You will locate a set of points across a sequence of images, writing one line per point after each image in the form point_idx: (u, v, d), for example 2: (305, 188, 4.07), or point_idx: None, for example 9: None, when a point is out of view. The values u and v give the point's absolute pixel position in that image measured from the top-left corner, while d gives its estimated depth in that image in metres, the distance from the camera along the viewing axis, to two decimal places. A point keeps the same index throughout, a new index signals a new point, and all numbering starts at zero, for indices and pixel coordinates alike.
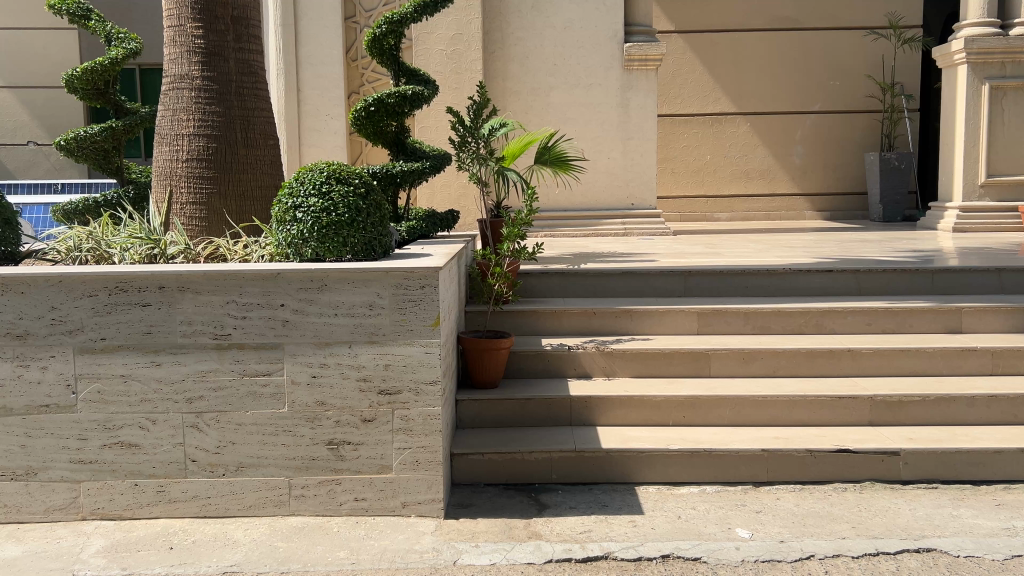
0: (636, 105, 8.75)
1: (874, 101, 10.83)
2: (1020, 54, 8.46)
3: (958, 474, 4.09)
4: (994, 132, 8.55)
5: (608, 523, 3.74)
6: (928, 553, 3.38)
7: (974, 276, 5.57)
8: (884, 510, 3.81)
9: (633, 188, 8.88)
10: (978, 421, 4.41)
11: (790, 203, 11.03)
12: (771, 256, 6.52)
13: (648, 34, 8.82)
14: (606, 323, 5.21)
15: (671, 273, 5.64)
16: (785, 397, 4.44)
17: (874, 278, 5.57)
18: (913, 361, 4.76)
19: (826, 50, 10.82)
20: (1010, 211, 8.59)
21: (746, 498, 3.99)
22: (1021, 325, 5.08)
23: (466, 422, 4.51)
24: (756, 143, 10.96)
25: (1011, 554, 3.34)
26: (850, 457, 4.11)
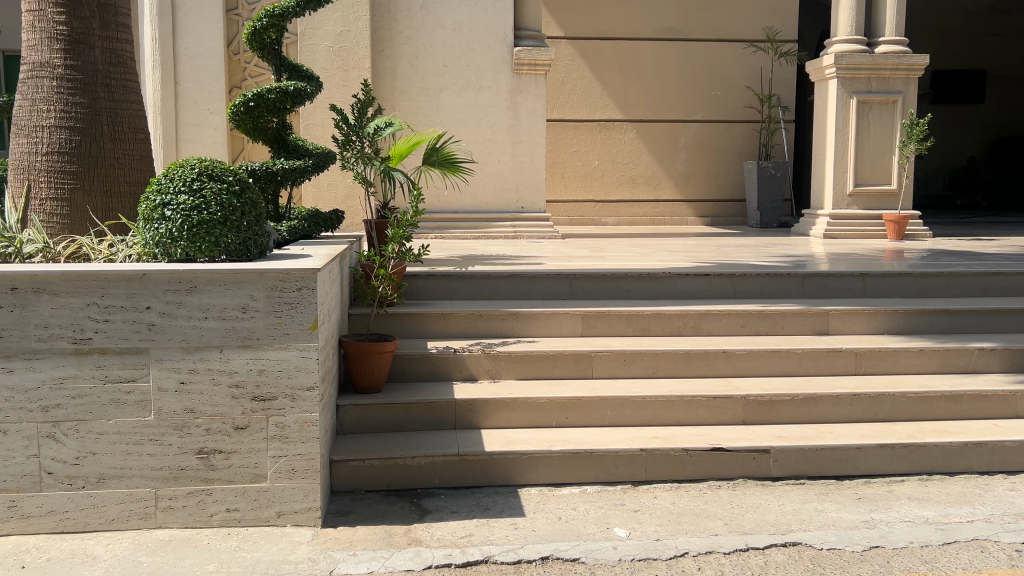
0: (526, 108, 8.81)
1: (752, 111, 11.26)
2: (884, 71, 8.95)
3: (824, 470, 4.27)
4: (860, 144, 9.03)
5: (489, 526, 3.73)
6: (795, 547, 3.52)
7: (841, 280, 5.84)
8: (754, 506, 3.94)
9: (522, 191, 8.92)
10: (843, 419, 4.62)
11: (674, 208, 11.33)
12: (654, 260, 6.66)
13: (537, 39, 8.89)
14: (492, 325, 5.19)
15: (555, 275, 5.68)
16: (663, 397, 4.54)
17: (749, 282, 5.77)
18: (783, 361, 4.95)
19: (708, 61, 11.18)
20: (875, 219, 9.09)
21: (625, 497, 4.06)
22: (882, 326, 5.36)
23: (347, 427, 4.41)
24: (641, 149, 11.23)
25: (869, 545, 3.51)
26: (723, 455, 4.23)
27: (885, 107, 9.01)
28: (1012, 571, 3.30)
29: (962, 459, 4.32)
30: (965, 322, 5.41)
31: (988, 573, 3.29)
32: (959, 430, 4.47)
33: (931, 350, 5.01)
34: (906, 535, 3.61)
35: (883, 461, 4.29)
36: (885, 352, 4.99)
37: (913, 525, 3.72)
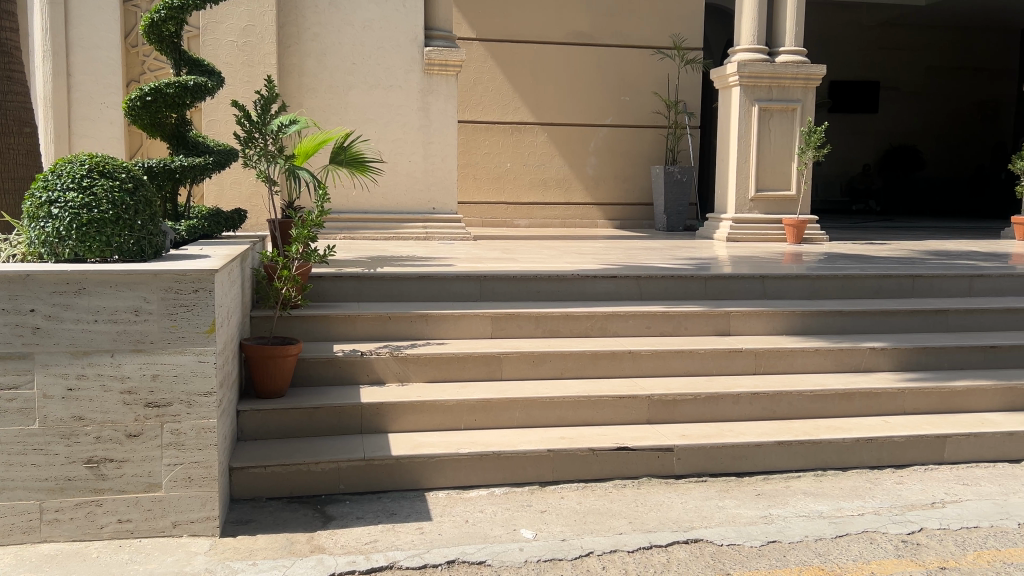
0: (436, 108, 8.76)
1: (660, 116, 11.49)
2: (783, 80, 9.27)
3: (725, 467, 4.38)
4: (761, 150, 9.33)
5: (394, 531, 3.68)
6: (696, 543, 3.59)
7: (742, 282, 6.01)
8: (658, 504, 4.01)
9: (433, 192, 8.87)
10: (743, 417, 4.75)
11: (584, 211, 11.47)
12: (563, 262, 6.72)
13: (447, 39, 8.86)
14: (400, 328, 5.13)
15: (465, 277, 5.66)
16: (570, 398, 4.58)
17: (654, 284, 5.89)
18: (686, 361, 5.05)
19: (617, 66, 11.36)
20: (775, 223, 9.41)
21: (532, 498, 4.07)
22: (780, 327, 5.54)
23: (249, 434, 4.28)
24: (552, 152, 11.32)
25: (767, 540, 3.62)
26: (628, 454, 4.29)
27: (784, 115, 9.33)
28: (898, 561, 3.45)
29: (855, 454, 4.49)
30: (858, 322, 5.64)
31: (876, 563, 3.43)
32: (851, 427, 4.65)
33: (826, 349, 5.20)
34: (801, 529, 3.73)
35: (781, 458, 4.43)
36: (783, 352, 5.15)
37: (808, 520, 3.85)
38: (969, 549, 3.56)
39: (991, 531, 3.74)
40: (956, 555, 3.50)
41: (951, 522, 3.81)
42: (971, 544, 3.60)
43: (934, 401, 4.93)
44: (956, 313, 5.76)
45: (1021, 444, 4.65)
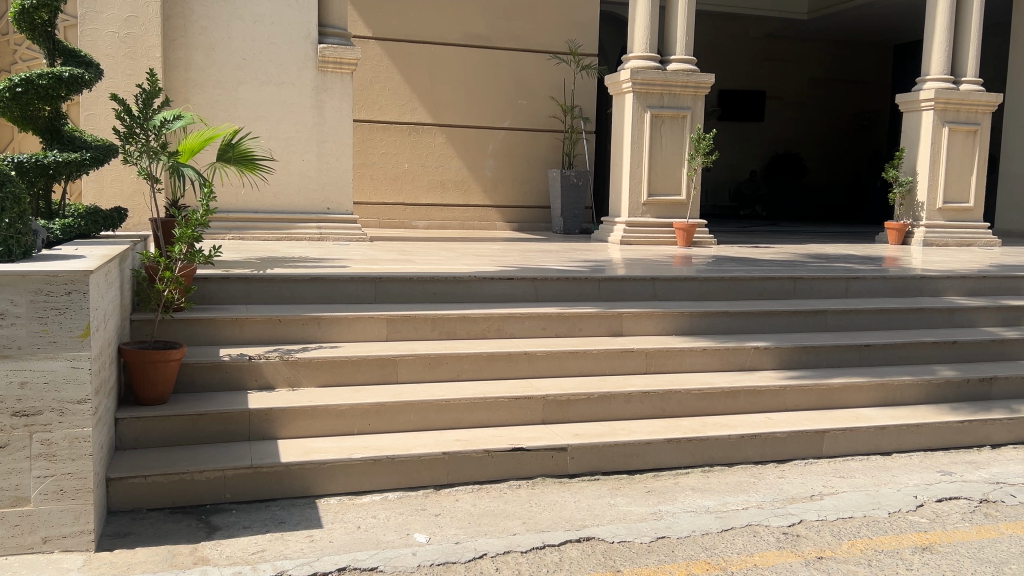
0: (331, 106, 8.60)
1: (556, 120, 11.63)
2: (674, 88, 9.52)
3: (617, 465, 4.46)
4: (653, 156, 9.57)
5: (283, 540, 3.58)
6: (588, 541, 3.64)
7: (635, 284, 6.15)
8: (551, 504, 4.04)
9: (327, 192, 8.70)
10: (634, 416, 4.84)
11: (482, 213, 11.49)
12: (460, 264, 6.74)
13: (342, 37, 8.72)
14: (291, 331, 5.00)
15: (360, 278, 5.57)
16: (466, 400, 4.57)
17: (549, 286, 5.94)
18: (580, 361, 5.12)
19: (514, 69, 11.43)
20: (666, 227, 9.65)
21: (427, 502, 4.03)
22: (670, 328, 5.69)
23: (128, 443, 4.09)
24: (450, 153, 11.30)
25: (656, 536, 3.70)
26: (523, 455, 4.30)
27: (675, 122, 9.59)
28: (779, 553, 3.58)
29: (740, 450, 4.65)
30: (744, 322, 5.85)
31: (759, 555, 3.55)
32: (737, 423, 4.81)
33: (713, 349, 5.36)
34: (688, 524, 3.83)
35: (671, 455, 4.54)
36: (672, 352, 5.29)
37: (695, 515, 3.96)
38: (844, 538, 3.73)
39: (864, 521, 3.93)
40: (833, 545, 3.66)
41: (828, 514, 3.99)
42: (846, 533, 3.78)
43: (814, 398, 5.16)
44: (834, 314, 6.05)
45: (893, 438, 4.91)
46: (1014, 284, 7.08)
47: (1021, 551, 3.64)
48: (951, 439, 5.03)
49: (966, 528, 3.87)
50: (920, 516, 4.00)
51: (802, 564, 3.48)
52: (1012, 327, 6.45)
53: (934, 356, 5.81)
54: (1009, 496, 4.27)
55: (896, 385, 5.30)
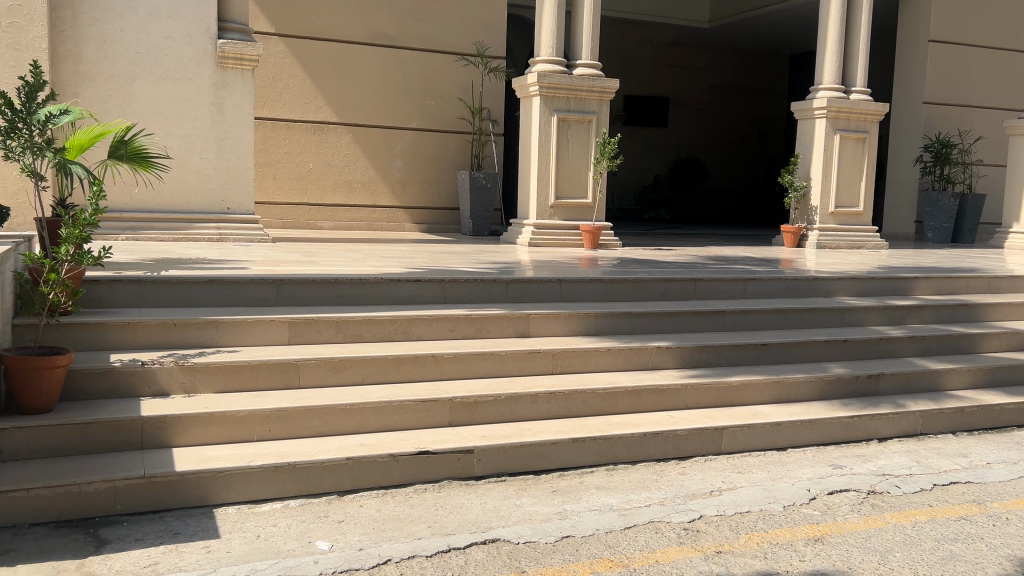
0: (231, 103, 8.36)
1: (465, 122, 11.61)
2: (580, 92, 9.64)
3: (524, 466, 4.47)
4: (560, 159, 9.67)
5: (178, 552, 3.45)
6: (493, 543, 3.64)
7: (542, 286, 6.19)
8: (457, 507, 4.02)
9: (227, 191, 8.46)
10: (540, 417, 4.87)
11: (390, 214, 11.36)
12: (365, 265, 6.64)
13: (242, 33, 8.48)
14: (187, 335, 4.83)
15: (261, 281, 5.42)
16: (371, 404, 4.50)
17: (456, 288, 5.92)
18: (487, 363, 5.12)
19: (421, 70, 11.36)
20: (573, 230, 9.76)
21: (329, 508, 3.96)
22: (577, 329, 5.75)
23: (8, 454, 3.87)
24: (356, 153, 11.15)
25: (561, 535, 3.73)
26: (429, 458, 4.27)
27: (581, 126, 9.72)
28: (680, 548, 3.66)
29: (644, 448, 4.73)
30: (647, 323, 5.96)
31: (661, 551, 3.62)
32: (640, 422, 4.90)
33: (617, 349, 5.45)
34: (593, 523, 3.88)
35: (576, 454, 4.58)
36: (578, 352, 5.34)
37: (600, 513, 4.01)
38: (741, 532, 3.84)
39: (760, 515, 4.06)
40: (731, 539, 3.77)
41: (726, 509, 4.11)
42: (743, 528, 3.89)
43: (713, 396, 5.30)
44: (732, 314, 6.23)
45: (788, 433, 5.09)
46: (900, 284, 7.44)
47: (905, 539, 3.82)
48: (842, 433, 5.24)
49: (855, 519, 4.04)
50: (813, 508, 4.16)
51: (702, 558, 3.57)
52: (897, 325, 6.77)
53: (827, 354, 6.05)
54: (895, 487, 4.48)
55: (791, 383, 5.50)
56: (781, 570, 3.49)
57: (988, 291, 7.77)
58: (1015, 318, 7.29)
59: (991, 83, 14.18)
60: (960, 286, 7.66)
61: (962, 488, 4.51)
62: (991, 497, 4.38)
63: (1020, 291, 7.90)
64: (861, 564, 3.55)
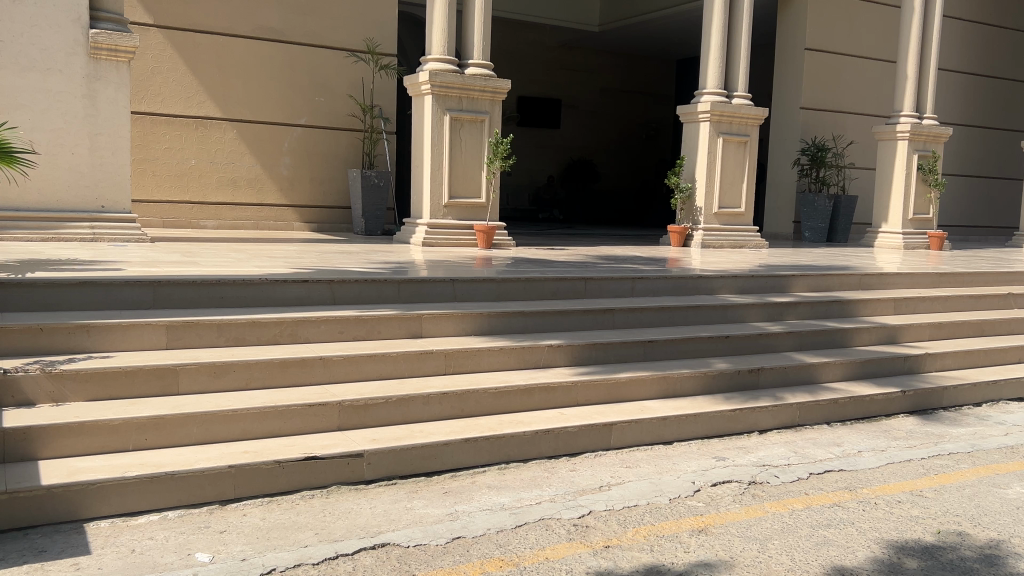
0: (105, 97, 7.96)
1: (355, 119, 11.42)
2: (472, 92, 9.63)
3: (414, 468, 4.42)
4: (452, 158, 9.63)
5: (44, 571, 3.26)
6: (383, 548, 3.58)
7: (434, 286, 6.15)
8: (346, 512, 3.94)
9: (102, 188, 8.05)
10: (431, 418, 4.83)
11: (278, 213, 11.07)
12: (250, 265, 6.45)
13: (117, 23, 8.06)
14: (55, 341, 4.57)
15: (137, 282, 5.19)
16: (255, 409, 4.36)
17: (346, 288, 5.80)
18: (377, 365, 5.04)
19: (310, 66, 11.10)
20: (467, 229, 9.75)
21: (210, 519, 3.81)
22: (468, 329, 5.74)
23: None
24: (241, 150, 10.80)
25: (451, 537, 3.71)
26: (316, 464, 4.16)
27: (474, 126, 9.72)
28: (569, 545, 3.69)
29: (535, 446, 4.76)
30: (539, 322, 6.00)
31: (551, 549, 3.65)
32: (531, 420, 4.92)
33: (509, 348, 5.46)
34: (483, 523, 3.87)
35: (468, 454, 4.56)
36: (470, 352, 5.32)
37: (490, 513, 4.01)
38: (629, 526, 3.91)
39: (647, 508, 4.15)
40: (618, 533, 3.84)
41: (615, 503, 4.18)
42: (630, 521, 3.97)
43: (603, 392, 5.38)
44: (621, 312, 6.34)
45: (673, 427, 5.22)
46: (779, 282, 7.76)
47: (783, 527, 3.98)
48: (724, 427, 5.42)
49: (737, 509, 4.18)
50: (697, 500, 4.28)
51: (590, 554, 3.61)
52: (776, 321, 7.07)
53: (712, 349, 6.25)
54: (773, 477, 4.67)
55: (677, 378, 5.65)
56: (666, 561, 3.57)
57: (859, 288, 8.19)
58: (883, 313, 7.71)
59: (862, 90, 14.97)
60: (834, 283, 8.04)
61: (835, 476, 4.74)
62: (861, 483, 4.62)
63: (888, 287, 8.36)
64: (742, 553, 3.67)
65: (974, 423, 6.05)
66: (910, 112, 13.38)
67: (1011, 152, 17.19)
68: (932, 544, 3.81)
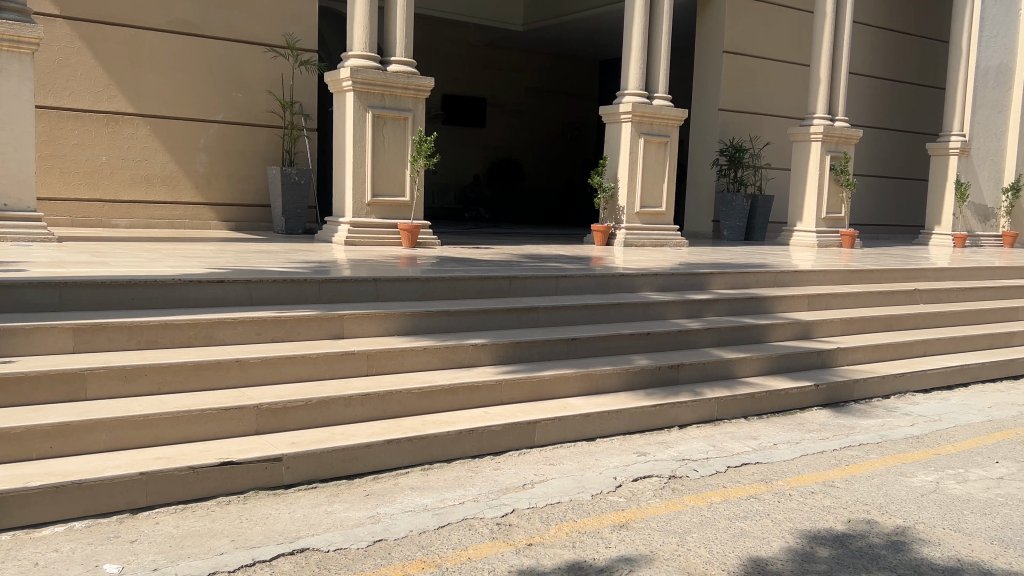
0: (7, 90, 7.60)
1: (274, 116, 11.18)
2: (395, 89, 9.54)
3: (335, 471, 4.35)
4: (375, 155, 9.52)
5: None
6: (302, 553, 3.51)
7: (356, 286, 6.07)
8: (263, 518, 3.85)
9: (6, 186, 7.71)
10: (353, 419, 4.76)
11: (194, 211, 10.76)
12: (164, 265, 6.27)
13: (19, 12, 7.70)
14: None
15: (43, 284, 4.97)
16: (169, 414, 4.22)
17: (264, 289, 5.68)
18: (297, 367, 4.95)
19: (227, 61, 10.83)
20: (390, 228, 9.65)
21: (120, 528, 3.67)
22: (391, 329, 5.68)
23: None
24: (155, 146, 10.47)
25: (373, 540, 3.66)
26: (233, 469, 4.05)
27: (397, 123, 9.62)
28: (492, 544, 3.69)
29: (459, 445, 4.74)
30: (462, 321, 5.98)
31: (473, 548, 3.63)
32: (455, 420, 4.90)
33: (432, 348, 5.42)
34: (406, 524, 3.84)
35: (391, 456, 4.51)
36: (393, 352, 5.27)
37: (413, 514, 3.97)
38: (551, 524, 3.93)
39: (570, 505, 4.18)
40: (541, 531, 3.85)
41: (538, 501, 4.19)
42: (553, 519, 3.99)
43: (527, 390, 5.40)
44: (544, 310, 6.37)
45: (596, 424, 5.27)
46: (698, 280, 7.91)
47: (701, 520, 4.05)
48: (646, 422, 5.50)
49: (657, 503, 4.24)
50: (619, 495, 4.34)
51: (512, 552, 3.61)
52: (695, 317, 7.21)
53: (633, 347, 6.33)
54: (693, 471, 4.76)
55: (599, 375, 5.71)
56: (588, 558, 3.60)
57: (774, 285, 8.42)
58: (798, 309, 7.96)
59: (777, 92, 15.39)
60: (751, 280, 8.25)
61: (752, 469, 4.85)
62: (777, 475, 4.74)
63: (801, 284, 8.62)
64: (662, 546, 3.72)
65: (883, 414, 6.29)
66: (822, 114, 13.82)
67: (916, 154, 17.94)
68: (843, 532, 3.94)
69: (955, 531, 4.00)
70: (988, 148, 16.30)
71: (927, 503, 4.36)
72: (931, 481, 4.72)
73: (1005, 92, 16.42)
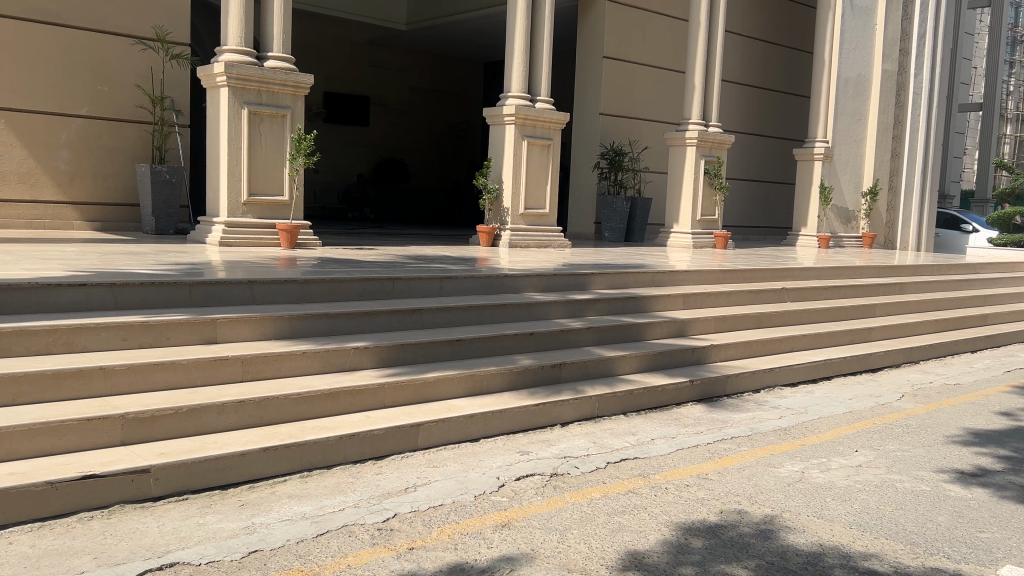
0: None
1: (143, 111, 10.68)
2: (272, 86, 9.28)
3: (209, 482, 4.18)
4: (252, 154, 9.24)
5: None
6: (170, 568, 3.36)
7: (231, 288, 5.87)
8: (130, 532, 3.67)
9: None
10: (228, 427, 4.60)
11: (55, 211, 10.16)
12: (20, 267, 5.90)
13: None
14: None
15: None
16: (23, 427, 3.96)
17: (131, 291, 5.41)
18: (166, 374, 4.74)
19: (91, 52, 10.27)
20: (268, 228, 9.39)
21: None
22: (268, 332, 5.51)
23: None
24: (11, 141, 9.83)
25: (248, 551, 3.54)
26: (97, 482, 3.84)
27: (274, 121, 9.36)
28: (373, 550, 3.63)
29: (340, 451, 4.65)
30: (343, 323, 5.87)
31: (353, 555, 3.57)
32: (336, 425, 4.80)
33: (312, 351, 5.30)
34: (282, 534, 3.73)
35: (268, 464, 4.38)
36: (269, 357, 5.12)
37: (290, 523, 3.87)
38: (433, 526, 3.91)
39: (453, 506, 4.17)
40: (423, 534, 3.82)
41: (420, 504, 4.16)
42: (435, 521, 3.97)
43: (410, 393, 5.34)
44: (428, 311, 6.34)
45: (479, 425, 5.28)
46: (580, 280, 8.05)
47: (581, 516, 4.12)
48: (529, 421, 5.54)
49: (538, 502, 4.28)
50: (501, 495, 4.36)
51: (393, 557, 3.57)
52: (577, 317, 7.34)
53: (516, 347, 6.37)
54: (574, 468, 4.83)
55: (483, 375, 5.72)
56: (469, 559, 3.60)
57: (652, 284, 8.67)
58: (674, 308, 8.22)
59: (655, 97, 15.87)
60: (630, 280, 8.47)
61: (631, 464, 4.97)
62: (654, 469, 4.88)
63: (677, 283, 8.91)
64: (543, 544, 3.76)
65: (754, 408, 6.57)
66: (697, 120, 14.32)
67: (785, 159, 18.86)
68: (715, 523, 4.09)
69: (818, 518, 4.21)
70: (849, 155, 17.31)
71: (793, 492, 4.58)
72: (797, 471, 4.96)
73: (864, 103, 17.45)
